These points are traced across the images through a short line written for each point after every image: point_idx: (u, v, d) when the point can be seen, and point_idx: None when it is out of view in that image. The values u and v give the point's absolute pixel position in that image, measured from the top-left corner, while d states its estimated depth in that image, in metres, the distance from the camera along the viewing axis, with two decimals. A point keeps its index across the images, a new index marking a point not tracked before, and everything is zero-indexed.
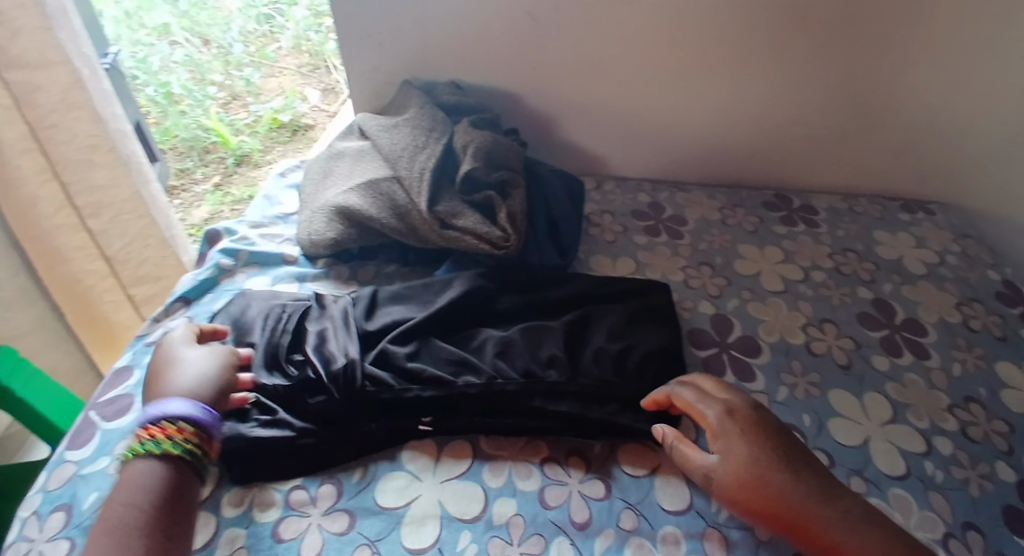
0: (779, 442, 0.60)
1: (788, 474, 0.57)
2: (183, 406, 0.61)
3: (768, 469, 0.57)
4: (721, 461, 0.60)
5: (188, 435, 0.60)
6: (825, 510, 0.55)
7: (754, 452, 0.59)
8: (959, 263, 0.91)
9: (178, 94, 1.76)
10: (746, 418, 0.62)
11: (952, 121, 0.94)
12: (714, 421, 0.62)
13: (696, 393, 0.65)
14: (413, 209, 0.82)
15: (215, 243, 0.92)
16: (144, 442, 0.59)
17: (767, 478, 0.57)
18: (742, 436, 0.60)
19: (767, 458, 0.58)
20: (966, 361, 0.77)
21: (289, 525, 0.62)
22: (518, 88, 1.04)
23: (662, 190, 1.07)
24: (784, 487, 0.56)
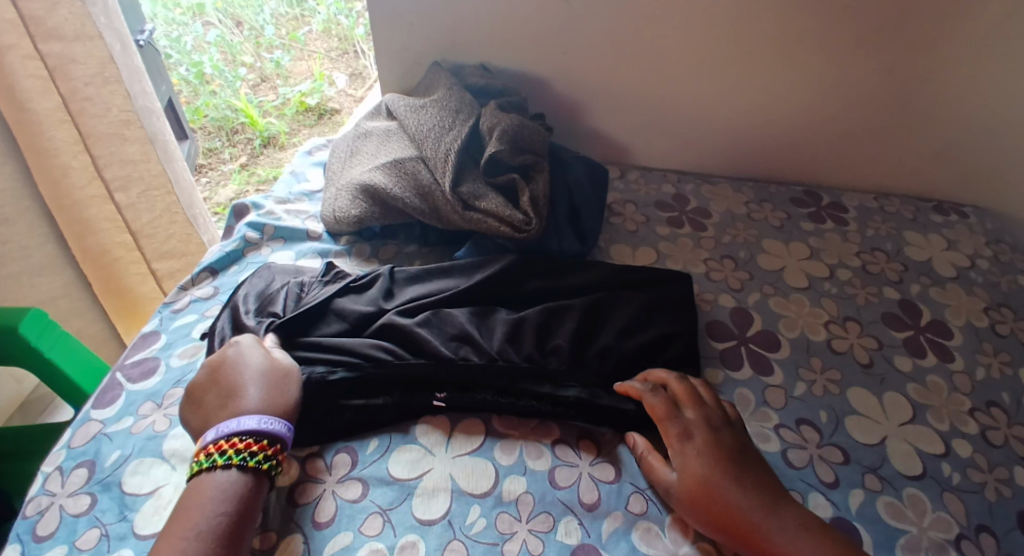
0: (735, 463, 0.60)
1: (740, 495, 0.58)
2: (240, 421, 0.60)
3: (722, 490, 0.58)
4: (680, 481, 0.60)
5: (251, 447, 0.59)
6: (775, 533, 0.56)
7: (710, 473, 0.60)
8: (991, 267, 0.89)
9: (209, 73, 1.79)
10: (706, 439, 0.62)
11: (993, 122, 0.92)
12: (675, 439, 0.63)
13: (663, 407, 0.65)
14: (436, 189, 0.83)
15: (242, 216, 0.94)
16: (212, 456, 0.59)
17: (720, 499, 0.58)
18: (700, 457, 0.61)
19: (722, 480, 0.59)
20: (991, 366, 0.76)
21: (304, 490, 0.63)
22: (547, 75, 1.04)
23: (687, 182, 1.06)
24: (737, 509, 0.57)
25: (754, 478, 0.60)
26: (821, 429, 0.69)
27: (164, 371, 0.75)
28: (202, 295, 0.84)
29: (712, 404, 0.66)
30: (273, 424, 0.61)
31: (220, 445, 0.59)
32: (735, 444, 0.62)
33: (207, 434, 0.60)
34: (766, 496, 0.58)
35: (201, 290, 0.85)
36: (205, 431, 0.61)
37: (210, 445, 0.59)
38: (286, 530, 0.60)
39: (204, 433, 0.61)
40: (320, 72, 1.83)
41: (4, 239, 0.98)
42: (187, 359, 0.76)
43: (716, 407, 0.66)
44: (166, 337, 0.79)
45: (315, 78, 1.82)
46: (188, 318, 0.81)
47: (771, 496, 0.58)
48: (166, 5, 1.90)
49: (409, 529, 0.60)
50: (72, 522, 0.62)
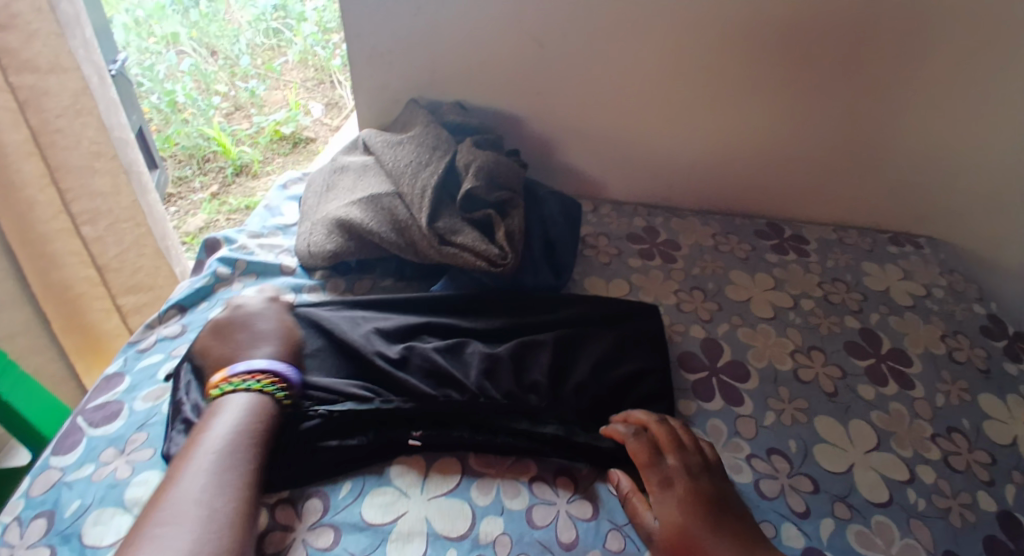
0: (714, 512, 0.61)
1: (717, 547, 0.59)
2: (270, 360, 0.70)
3: (701, 543, 0.59)
4: (661, 528, 0.61)
5: (282, 383, 0.69)
6: None
7: (690, 523, 0.60)
8: (946, 296, 0.93)
9: (181, 102, 1.78)
10: (686, 486, 0.63)
11: (943, 158, 0.97)
12: (656, 487, 0.64)
13: (644, 454, 0.66)
14: (413, 224, 0.84)
15: (214, 250, 0.94)
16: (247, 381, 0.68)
17: (700, 550, 0.59)
18: (680, 506, 0.62)
19: (701, 531, 0.60)
20: (950, 393, 0.79)
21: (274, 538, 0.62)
22: (521, 113, 1.07)
23: (657, 215, 1.08)
24: None
25: (733, 528, 0.60)
26: (792, 460, 0.70)
27: (128, 415, 0.73)
28: (168, 334, 0.83)
29: (691, 447, 0.67)
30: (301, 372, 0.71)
31: (254, 374, 0.68)
32: (713, 492, 0.63)
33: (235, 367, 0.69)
34: (744, 546, 0.59)
35: (168, 328, 0.84)
36: (232, 365, 0.70)
37: (242, 373, 0.68)
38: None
39: (234, 365, 0.70)
40: (295, 102, 1.84)
41: None
42: (152, 402, 0.74)
43: (697, 452, 0.67)
44: (130, 379, 0.77)
45: (290, 108, 1.82)
46: (154, 359, 0.79)
47: (750, 546, 0.59)
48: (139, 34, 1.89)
49: None
50: None
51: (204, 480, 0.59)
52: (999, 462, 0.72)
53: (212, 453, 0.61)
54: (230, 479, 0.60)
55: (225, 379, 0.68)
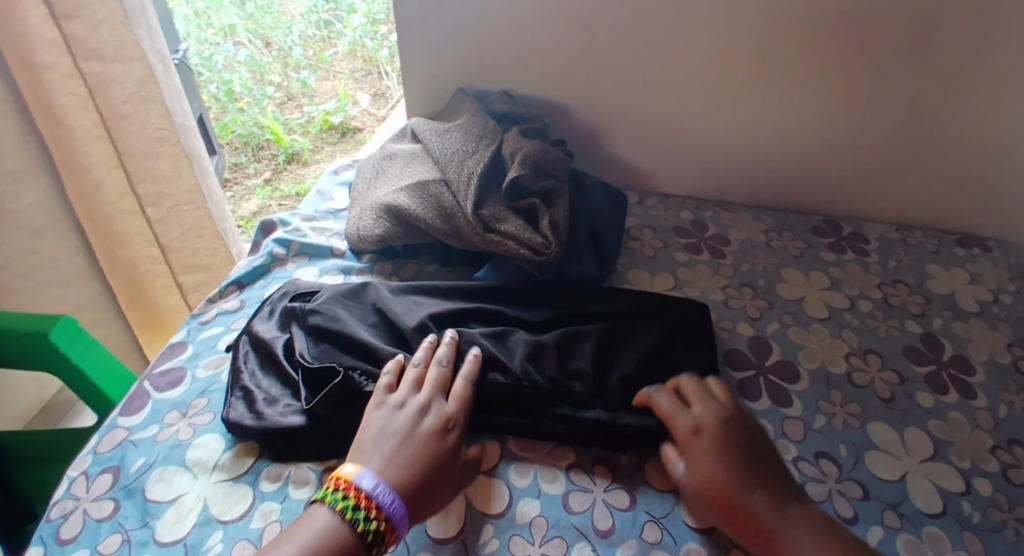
0: (743, 460, 0.61)
1: (749, 495, 0.59)
2: (386, 489, 0.58)
3: (732, 489, 0.59)
4: (691, 477, 0.61)
5: (378, 525, 0.56)
6: (783, 530, 0.57)
7: (719, 471, 0.60)
8: (1015, 302, 0.88)
9: (237, 91, 1.83)
10: (714, 435, 0.63)
11: (1014, 158, 0.92)
12: (683, 435, 0.64)
13: (668, 406, 0.66)
14: (458, 211, 0.84)
15: (270, 232, 0.96)
16: (346, 501, 0.57)
17: (731, 496, 0.59)
18: (709, 454, 0.62)
19: (730, 479, 0.60)
20: (1015, 403, 0.75)
21: None
22: (569, 103, 1.06)
23: (706, 209, 1.06)
24: (745, 505, 0.58)
25: (763, 479, 0.60)
26: (841, 463, 0.68)
27: (190, 382, 0.76)
28: (228, 307, 0.86)
29: (721, 400, 0.66)
30: (404, 513, 0.58)
31: (359, 498, 0.57)
32: (738, 440, 0.63)
33: (366, 476, 0.59)
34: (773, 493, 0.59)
35: (228, 302, 0.86)
36: (365, 471, 0.59)
37: (357, 489, 0.58)
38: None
39: (364, 471, 0.59)
40: (344, 92, 1.87)
41: (34, 248, 1.00)
42: (213, 371, 0.77)
43: (722, 402, 0.66)
44: (193, 348, 0.80)
45: (340, 98, 1.86)
46: (215, 330, 0.82)
47: (780, 495, 0.59)
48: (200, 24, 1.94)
49: (423, 548, 0.60)
50: (95, 526, 0.63)
51: None
52: None
53: None
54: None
55: (346, 481, 0.58)
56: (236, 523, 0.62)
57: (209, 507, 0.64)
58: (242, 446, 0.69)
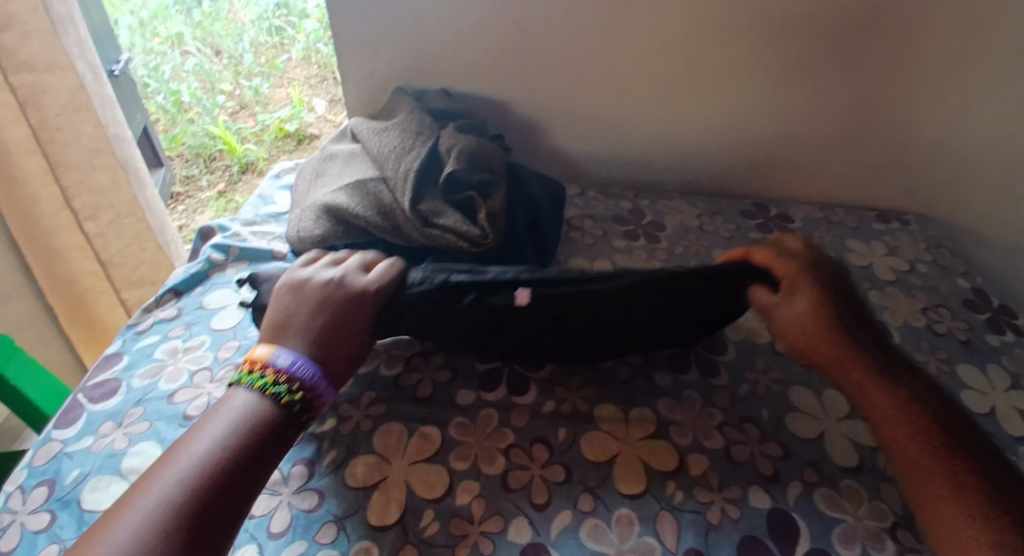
0: (843, 300, 0.66)
1: (847, 330, 0.64)
2: (300, 360, 0.62)
3: (833, 321, 0.64)
4: (794, 306, 0.66)
5: (298, 393, 0.60)
6: (872, 357, 0.63)
7: (821, 305, 0.65)
8: (930, 271, 0.94)
9: (187, 101, 1.84)
10: (821, 275, 0.68)
11: (923, 135, 0.99)
12: (793, 271, 0.68)
13: (771, 253, 0.70)
14: (398, 208, 0.86)
15: (208, 238, 0.96)
16: (262, 377, 0.60)
17: (828, 326, 0.64)
18: (813, 290, 0.66)
19: (834, 312, 0.65)
20: (928, 364, 0.80)
21: (261, 502, 0.64)
22: (508, 99, 1.08)
23: (644, 197, 1.10)
24: (842, 333, 0.64)
25: (863, 320, 0.66)
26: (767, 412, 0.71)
27: (126, 391, 0.76)
28: (165, 316, 0.85)
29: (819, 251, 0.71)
30: (322, 380, 0.62)
31: (273, 371, 0.61)
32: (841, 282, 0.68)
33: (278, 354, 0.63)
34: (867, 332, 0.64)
35: (165, 311, 0.86)
36: (278, 351, 0.63)
37: (270, 365, 0.61)
38: (239, 543, 0.61)
39: (276, 351, 0.63)
40: (299, 98, 1.82)
41: None
42: (149, 379, 0.77)
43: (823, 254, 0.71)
44: (129, 358, 0.80)
45: (294, 105, 1.81)
46: (151, 339, 0.82)
47: (871, 332, 0.65)
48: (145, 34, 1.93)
49: (363, 536, 0.62)
50: (31, 538, 0.63)
51: (178, 481, 0.53)
52: None
53: (191, 461, 0.54)
54: (177, 519, 0.51)
55: (261, 362, 0.62)
56: None
57: None
58: None
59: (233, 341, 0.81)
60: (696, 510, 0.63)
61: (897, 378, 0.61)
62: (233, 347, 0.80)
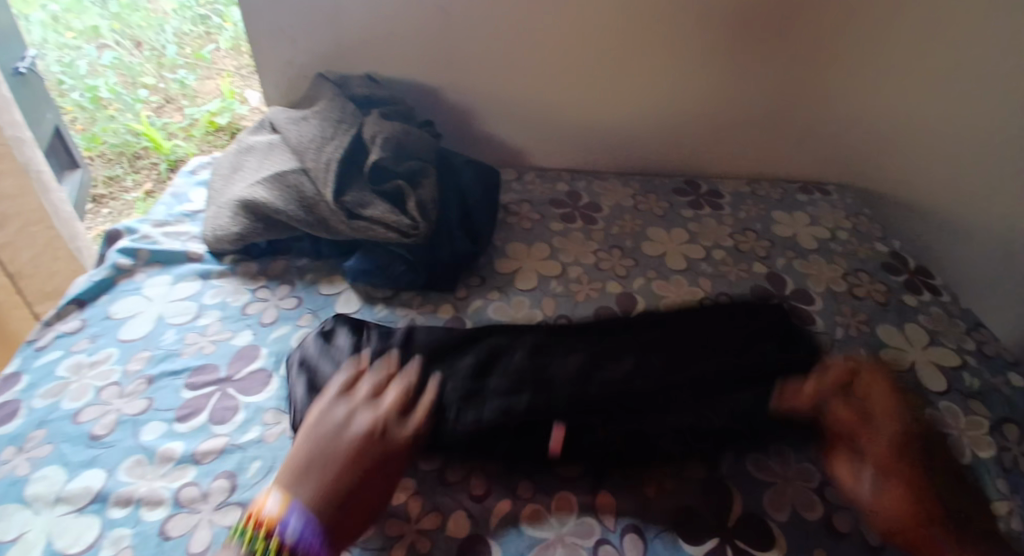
0: (907, 451, 0.62)
1: (919, 492, 0.59)
2: (306, 531, 0.55)
3: (930, 521, 0.57)
4: (876, 496, 0.60)
5: None
6: (941, 515, 0.58)
7: (903, 471, 0.60)
8: (850, 238, 0.98)
9: (105, 98, 1.75)
10: (898, 446, 0.62)
11: (836, 108, 1.03)
12: (883, 449, 0.62)
13: (853, 414, 0.65)
14: (320, 201, 0.83)
15: (115, 242, 0.91)
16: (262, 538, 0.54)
17: (927, 541, 0.57)
18: (890, 458, 0.61)
19: (928, 511, 0.58)
20: (849, 326, 0.83)
21: (178, 522, 0.59)
22: (436, 84, 1.07)
23: (580, 179, 1.11)
24: (919, 500, 0.58)
25: (933, 455, 0.62)
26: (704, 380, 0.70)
27: (27, 413, 0.70)
28: (68, 330, 0.80)
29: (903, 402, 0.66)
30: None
31: (276, 538, 0.54)
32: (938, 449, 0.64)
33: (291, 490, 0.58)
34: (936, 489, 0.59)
35: (66, 324, 0.81)
36: (294, 506, 0.56)
37: (274, 529, 0.55)
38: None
39: (290, 509, 0.56)
40: (231, 91, 1.73)
41: None
42: (52, 398, 0.71)
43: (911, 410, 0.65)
44: (29, 378, 0.74)
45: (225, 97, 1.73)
46: (53, 356, 0.77)
47: (929, 478, 0.60)
48: (57, 30, 1.84)
49: None
50: None
51: None
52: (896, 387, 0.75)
53: None
54: None
55: (267, 521, 0.55)
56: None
57: (53, 542, 0.59)
58: (90, 472, 0.63)
59: (144, 351, 0.76)
60: (634, 486, 0.64)
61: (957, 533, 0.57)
62: (144, 358, 0.75)
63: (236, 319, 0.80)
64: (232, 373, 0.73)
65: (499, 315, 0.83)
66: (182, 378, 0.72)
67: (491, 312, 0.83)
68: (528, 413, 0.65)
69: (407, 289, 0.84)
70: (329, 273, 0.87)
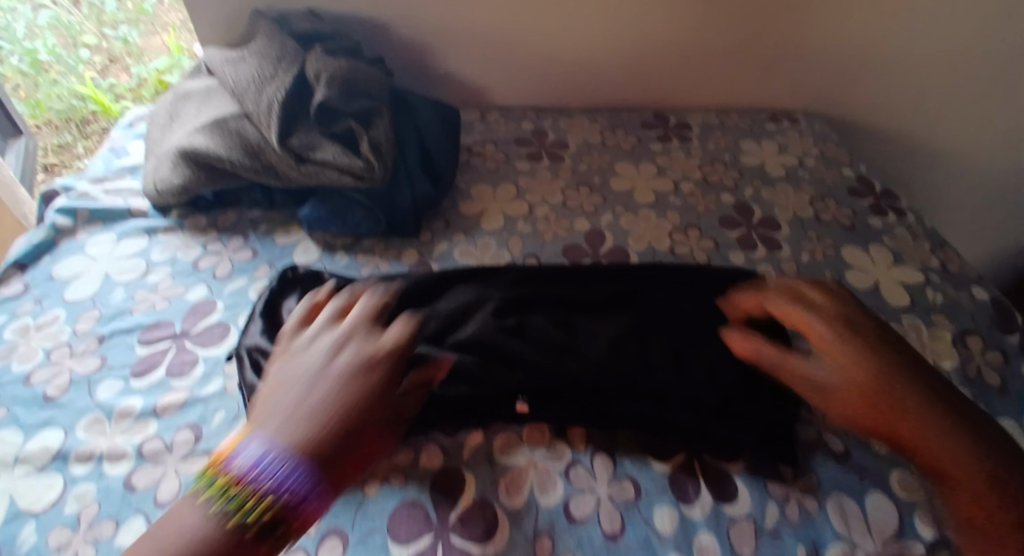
0: (868, 338, 0.55)
1: (891, 377, 0.53)
2: (263, 454, 0.48)
3: (896, 398, 0.52)
4: (835, 375, 0.54)
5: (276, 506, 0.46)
6: (930, 416, 0.52)
7: (857, 353, 0.54)
8: (817, 165, 0.98)
9: (46, 60, 1.63)
10: (858, 331, 0.56)
11: (800, 32, 1.00)
12: (822, 333, 0.56)
13: (795, 303, 0.58)
14: (266, 146, 0.80)
15: (52, 202, 0.88)
16: (211, 477, 0.48)
17: (899, 415, 0.52)
18: (852, 344, 0.55)
19: (903, 393, 0.52)
20: (815, 250, 0.83)
21: (142, 475, 0.58)
22: (390, 20, 1.02)
23: (546, 116, 1.08)
24: (889, 395, 0.52)
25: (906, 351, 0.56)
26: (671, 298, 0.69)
27: None
28: (11, 294, 0.77)
29: (836, 291, 0.59)
30: (312, 491, 0.47)
31: (239, 472, 0.47)
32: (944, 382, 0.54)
33: (267, 431, 0.49)
34: (918, 381, 0.53)
35: (10, 288, 0.78)
36: (246, 442, 0.49)
37: (238, 469, 0.47)
38: (124, 517, 0.56)
39: (240, 446, 0.48)
40: (178, 44, 1.66)
41: None
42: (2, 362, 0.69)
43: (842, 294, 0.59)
44: None
45: (173, 53, 1.66)
46: None
47: (913, 365, 0.54)
48: None
49: None
50: None
51: None
52: (860, 306, 0.76)
53: None
54: None
55: (221, 460, 0.48)
56: (47, 515, 0.56)
57: (15, 501, 0.58)
58: (47, 432, 0.62)
59: (92, 311, 0.74)
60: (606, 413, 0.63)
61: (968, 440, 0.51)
62: (93, 318, 0.73)
63: (187, 274, 0.78)
64: (186, 327, 0.71)
65: (465, 257, 0.82)
66: (134, 335, 0.71)
67: (457, 256, 0.82)
68: (497, 388, 0.61)
69: (368, 235, 0.82)
70: (286, 223, 0.85)
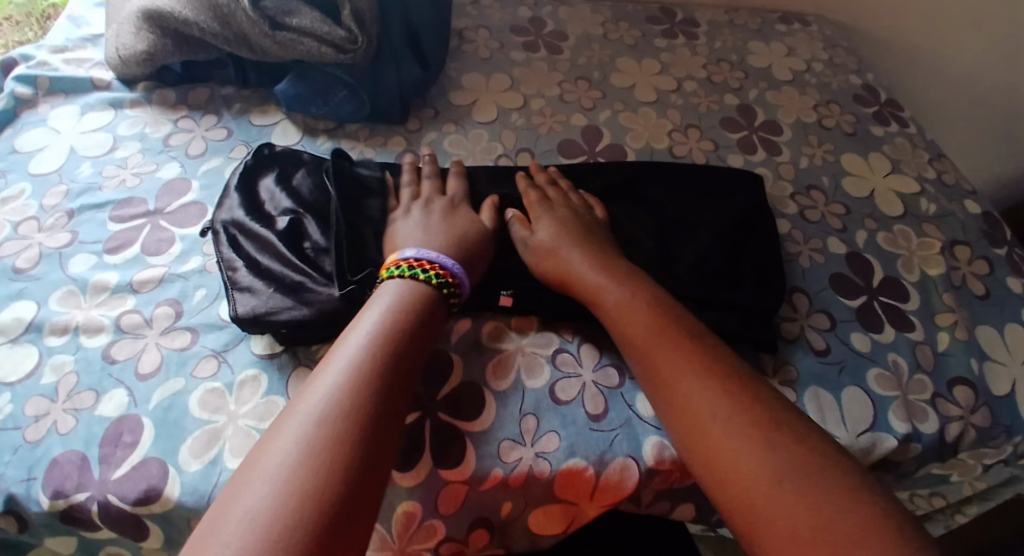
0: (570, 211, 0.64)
1: (579, 241, 0.61)
2: (420, 248, 0.59)
3: (570, 251, 0.60)
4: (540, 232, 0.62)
5: (441, 274, 0.57)
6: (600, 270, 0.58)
7: (556, 218, 0.63)
8: (824, 70, 0.93)
9: None
10: (563, 202, 0.65)
11: None
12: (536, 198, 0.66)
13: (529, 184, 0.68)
14: (237, 9, 0.74)
15: (8, 70, 0.81)
16: (405, 266, 0.56)
17: (576, 271, 0.59)
18: (548, 211, 0.64)
19: (578, 250, 0.60)
20: (814, 156, 0.81)
21: (122, 348, 0.58)
22: None
23: (545, 5, 1.01)
24: (574, 252, 0.60)
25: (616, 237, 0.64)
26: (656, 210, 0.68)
27: None
28: None
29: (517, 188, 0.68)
30: (458, 266, 0.58)
31: (412, 261, 0.57)
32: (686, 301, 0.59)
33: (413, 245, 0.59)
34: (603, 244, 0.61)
35: None
36: (406, 248, 0.59)
37: (411, 259, 0.57)
38: (105, 388, 0.55)
39: (401, 249, 0.59)
40: None
41: None
42: None
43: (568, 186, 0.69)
44: None
45: None
46: None
47: (592, 244, 0.61)
48: None
49: (249, 365, 0.57)
50: None
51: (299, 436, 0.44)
52: (853, 212, 0.75)
53: (342, 369, 0.48)
54: (322, 445, 0.44)
55: (393, 259, 0.58)
56: (24, 385, 0.56)
57: None
58: (19, 304, 0.60)
59: (59, 185, 0.70)
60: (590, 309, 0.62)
61: (637, 300, 0.56)
62: (61, 193, 0.70)
63: (159, 150, 0.74)
64: (160, 205, 0.68)
65: (455, 148, 0.78)
66: (105, 212, 0.68)
67: (446, 146, 0.78)
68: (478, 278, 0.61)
69: (351, 119, 0.78)
70: (262, 102, 0.80)
